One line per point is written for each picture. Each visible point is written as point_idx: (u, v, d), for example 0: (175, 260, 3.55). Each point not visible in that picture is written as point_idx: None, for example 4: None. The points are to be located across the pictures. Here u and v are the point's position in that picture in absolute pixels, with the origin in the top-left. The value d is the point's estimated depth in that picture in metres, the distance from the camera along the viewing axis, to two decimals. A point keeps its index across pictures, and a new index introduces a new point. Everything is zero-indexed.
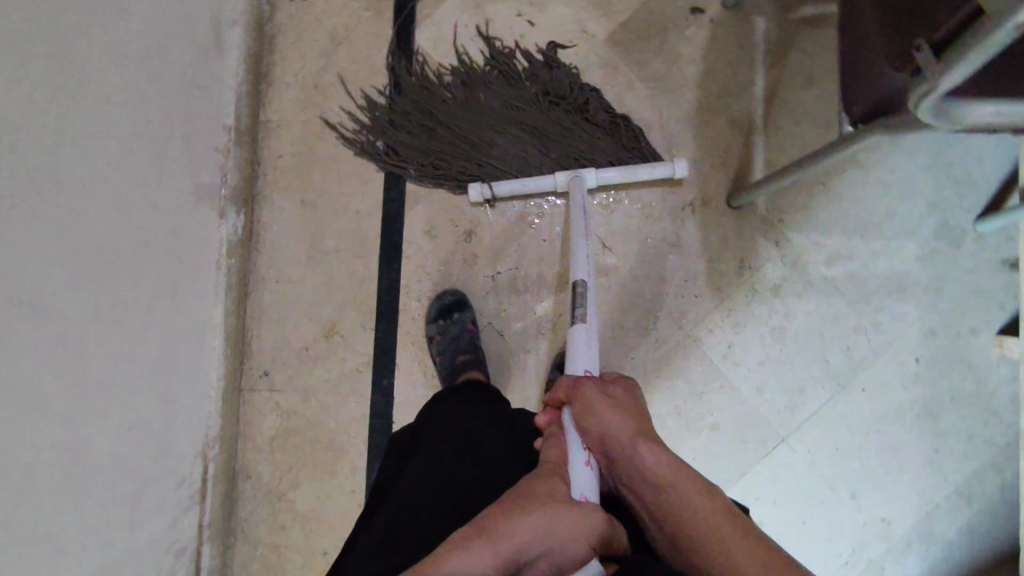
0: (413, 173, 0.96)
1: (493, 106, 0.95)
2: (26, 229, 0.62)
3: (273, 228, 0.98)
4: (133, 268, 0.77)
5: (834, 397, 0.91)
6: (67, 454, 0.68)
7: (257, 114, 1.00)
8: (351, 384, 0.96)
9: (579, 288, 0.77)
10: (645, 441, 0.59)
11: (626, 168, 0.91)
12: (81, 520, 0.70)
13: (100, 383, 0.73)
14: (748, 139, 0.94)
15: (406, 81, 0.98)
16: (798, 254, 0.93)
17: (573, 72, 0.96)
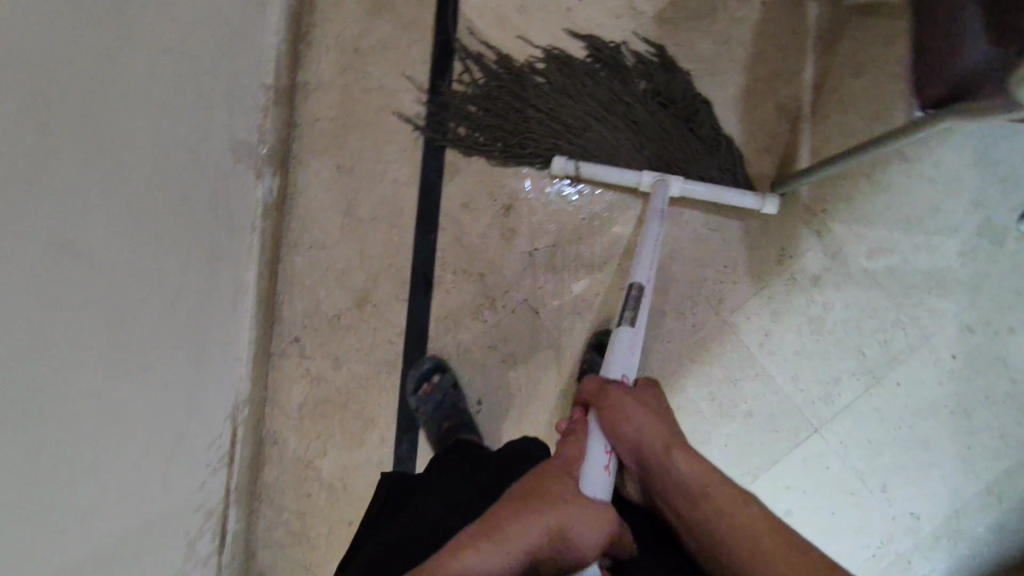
0: (497, 149, 0.95)
1: (595, 96, 0.93)
2: (70, 175, 0.61)
3: (310, 193, 0.97)
4: (173, 224, 0.76)
5: (868, 390, 0.91)
6: (108, 411, 0.68)
7: (295, 74, 0.97)
8: (383, 355, 0.95)
9: (633, 289, 0.76)
10: (681, 451, 0.61)
11: (716, 188, 0.89)
12: (115, 477, 0.69)
13: (138, 339, 0.71)
14: (794, 126, 0.93)
15: (509, 59, 0.95)
16: (840, 245, 0.92)
17: (686, 77, 0.93)
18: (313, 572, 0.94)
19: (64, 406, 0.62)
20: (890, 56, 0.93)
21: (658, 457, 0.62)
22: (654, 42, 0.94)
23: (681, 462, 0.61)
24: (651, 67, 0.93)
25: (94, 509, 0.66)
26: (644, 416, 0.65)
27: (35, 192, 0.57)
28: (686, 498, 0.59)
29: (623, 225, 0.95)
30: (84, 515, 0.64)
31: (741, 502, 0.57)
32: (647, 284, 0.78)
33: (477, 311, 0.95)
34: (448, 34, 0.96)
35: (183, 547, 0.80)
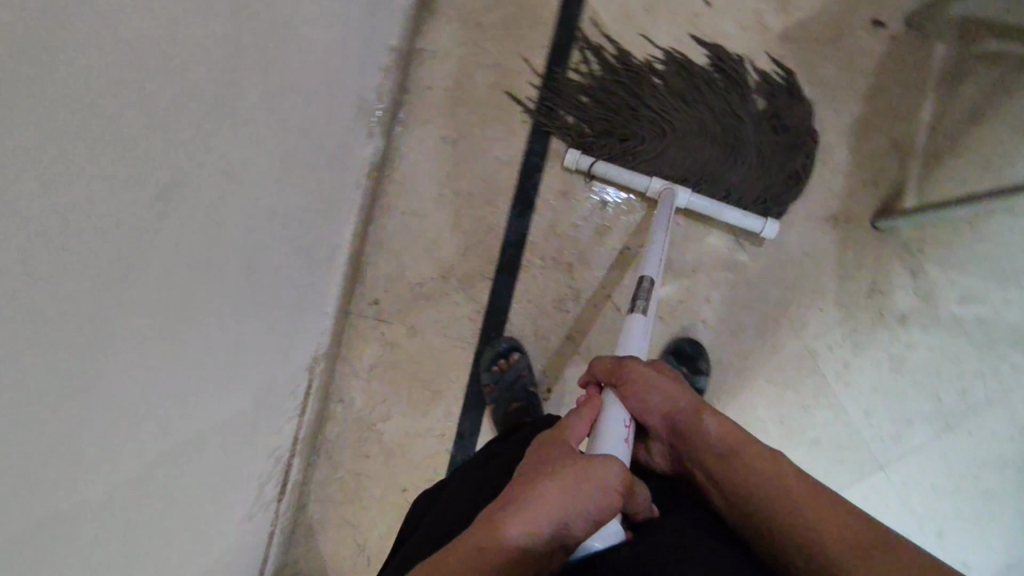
0: (603, 141, 0.94)
1: (710, 106, 0.93)
2: (244, 112, 0.61)
3: (411, 159, 0.97)
4: (297, 171, 0.77)
5: (939, 435, 0.91)
6: (224, 348, 0.70)
7: (414, 38, 0.97)
8: (460, 329, 0.96)
9: (641, 282, 0.72)
10: (710, 413, 0.62)
11: (717, 203, 0.88)
12: (219, 407, 0.71)
13: (254, 282, 0.73)
14: (904, 163, 0.93)
15: (631, 57, 0.96)
16: (932, 288, 0.92)
17: (802, 104, 0.93)
18: (360, 532, 0.95)
19: (196, 338, 0.63)
20: (1010, 108, 0.92)
21: (689, 420, 0.62)
22: (777, 60, 0.94)
23: (711, 422, 0.61)
24: (771, 86, 0.94)
25: (199, 440, 0.68)
26: (668, 384, 0.63)
27: (220, 133, 0.58)
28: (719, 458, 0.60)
29: (717, 236, 0.94)
30: (190, 447, 0.66)
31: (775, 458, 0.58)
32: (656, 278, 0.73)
33: (560, 300, 0.95)
34: (575, 22, 0.97)
35: (252, 486, 0.82)
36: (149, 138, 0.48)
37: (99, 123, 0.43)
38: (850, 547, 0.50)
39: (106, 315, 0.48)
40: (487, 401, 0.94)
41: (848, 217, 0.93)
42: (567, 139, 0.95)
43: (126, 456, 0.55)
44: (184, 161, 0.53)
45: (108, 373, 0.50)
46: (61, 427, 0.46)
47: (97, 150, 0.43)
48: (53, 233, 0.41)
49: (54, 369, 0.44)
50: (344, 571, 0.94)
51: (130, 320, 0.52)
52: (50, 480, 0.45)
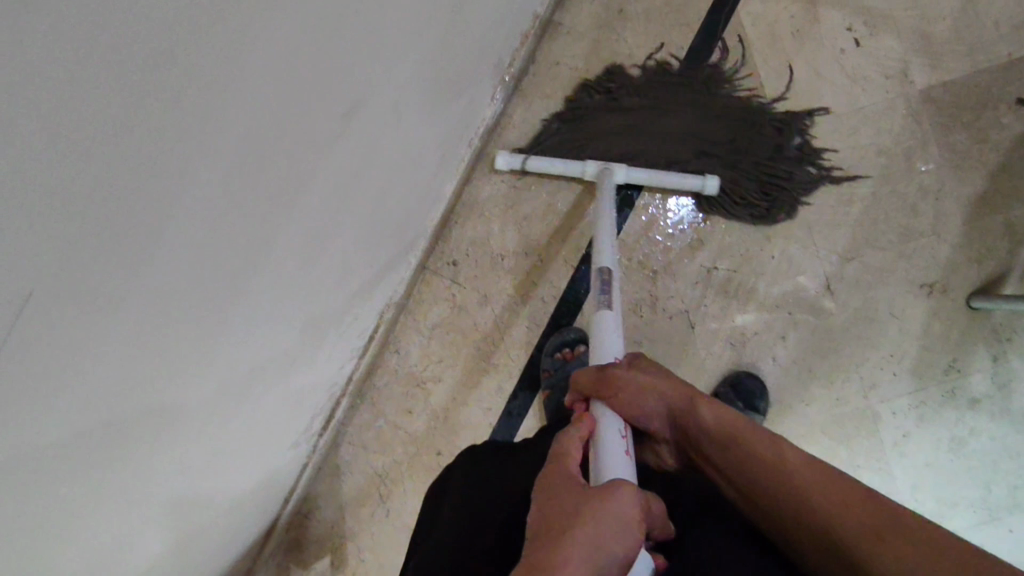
0: (663, 141, 0.94)
1: (776, 140, 0.93)
2: (385, 35, 0.61)
3: (523, 131, 0.96)
4: (419, 116, 0.76)
5: (979, 525, 0.90)
6: (315, 273, 0.70)
7: (554, 12, 0.96)
8: (530, 309, 0.94)
9: (602, 274, 0.73)
10: (700, 396, 0.60)
11: (659, 172, 0.90)
12: (296, 326, 0.71)
13: (356, 220, 0.73)
14: (1016, 248, 0.90)
15: (735, 75, 0.94)
16: (1012, 379, 0.90)
17: (821, 175, 0.93)
18: (385, 484, 0.94)
19: (290, 250, 0.63)
20: None
21: (684, 410, 0.60)
22: (910, 115, 0.93)
23: (708, 413, 0.58)
24: (892, 144, 0.93)
25: (275, 351, 0.69)
26: (655, 379, 0.61)
27: (359, 56, 0.58)
28: (719, 445, 0.58)
29: (807, 277, 0.93)
30: (264, 357, 0.67)
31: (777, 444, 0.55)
32: (613, 269, 0.74)
33: (635, 303, 0.95)
34: (725, 32, 0.95)
35: (303, 412, 0.82)
36: (308, 52, 0.50)
37: (277, 27, 0.45)
38: (856, 525, 0.47)
39: (237, 208, 0.51)
40: (541, 385, 0.92)
41: (945, 289, 0.91)
42: (586, 109, 0.95)
43: (216, 343, 0.57)
44: (328, 78, 0.55)
45: (226, 260, 0.52)
46: (169, 292, 0.47)
47: (271, 52, 0.45)
48: (221, 123, 0.44)
49: (192, 242, 0.47)
50: (361, 519, 0.94)
51: (254, 219, 0.54)
52: (156, 341, 0.48)
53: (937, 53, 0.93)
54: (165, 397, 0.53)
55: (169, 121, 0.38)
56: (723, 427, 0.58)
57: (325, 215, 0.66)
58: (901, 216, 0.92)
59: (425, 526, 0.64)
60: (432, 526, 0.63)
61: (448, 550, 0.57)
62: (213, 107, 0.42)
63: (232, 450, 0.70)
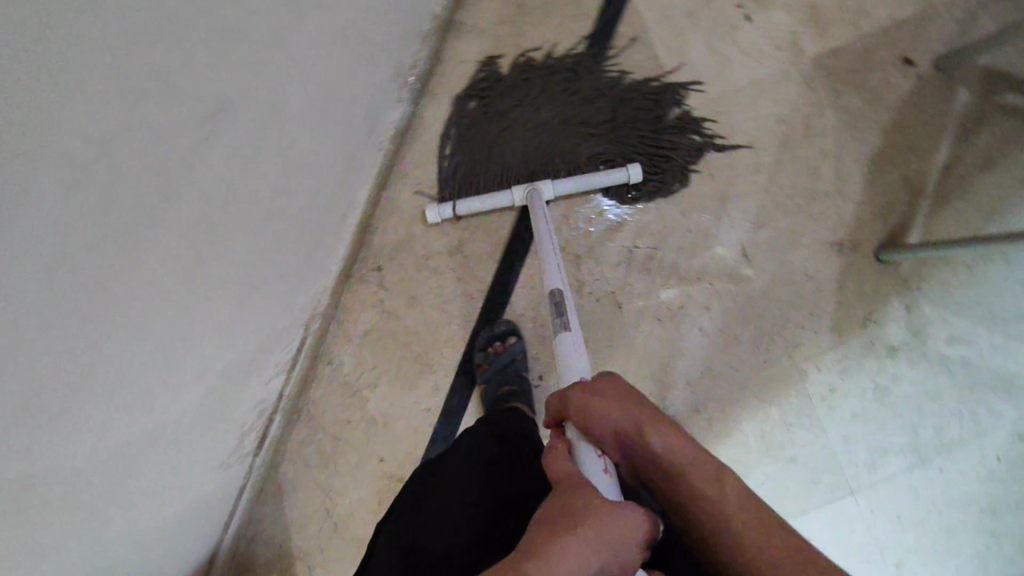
0: (553, 124, 0.94)
1: (660, 114, 0.95)
2: (268, 41, 0.61)
3: (433, 131, 0.96)
4: (320, 121, 0.76)
5: (911, 468, 0.93)
6: (228, 286, 0.69)
7: (454, 11, 0.97)
8: (460, 307, 0.95)
9: (553, 297, 0.72)
10: (651, 429, 0.51)
11: (583, 176, 0.89)
12: (212, 345, 0.69)
13: (264, 230, 0.73)
14: (914, 201, 0.95)
15: (615, 56, 0.96)
16: (924, 325, 0.94)
17: (704, 143, 0.96)
18: (331, 497, 0.93)
19: (192, 266, 0.61)
20: None
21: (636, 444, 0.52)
22: (805, 83, 0.96)
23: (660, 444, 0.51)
24: (791, 111, 0.96)
25: (189, 373, 0.67)
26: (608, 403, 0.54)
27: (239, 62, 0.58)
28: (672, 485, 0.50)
29: (724, 247, 0.95)
30: (184, 373, 0.66)
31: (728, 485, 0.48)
32: (563, 288, 0.73)
33: None
34: (623, 18, 0.97)
35: (228, 435, 0.80)
36: (179, 61, 0.50)
37: (138, 37, 0.45)
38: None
39: (122, 223, 0.49)
40: (476, 381, 0.93)
41: (853, 246, 0.95)
42: (466, 106, 0.95)
43: (120, 364, 0.55)
44: (207, 84, 0.54)
45: (115, 285, 0.51)
46: (49, 317, 0.45)
47: (125, 67, 0.44)
48: (87, 136, 0.43)
49: (64, 266, 0.44)
50: (310, 536, 0.92)
51: (144, 235, 0.53)
52: (43, 366, 0.46)
53: (822, 22, 0.98)
54: (68, 432, 0.50)
55: (21, 145, 0.37)
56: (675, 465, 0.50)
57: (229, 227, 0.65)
58: (805, 179, 0.96)
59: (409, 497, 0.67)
60: (409, 506, 0.65)
61: (453, 516, 0.60)
62: (73, 118, 0.41)
63: (157, 480, 0.68)
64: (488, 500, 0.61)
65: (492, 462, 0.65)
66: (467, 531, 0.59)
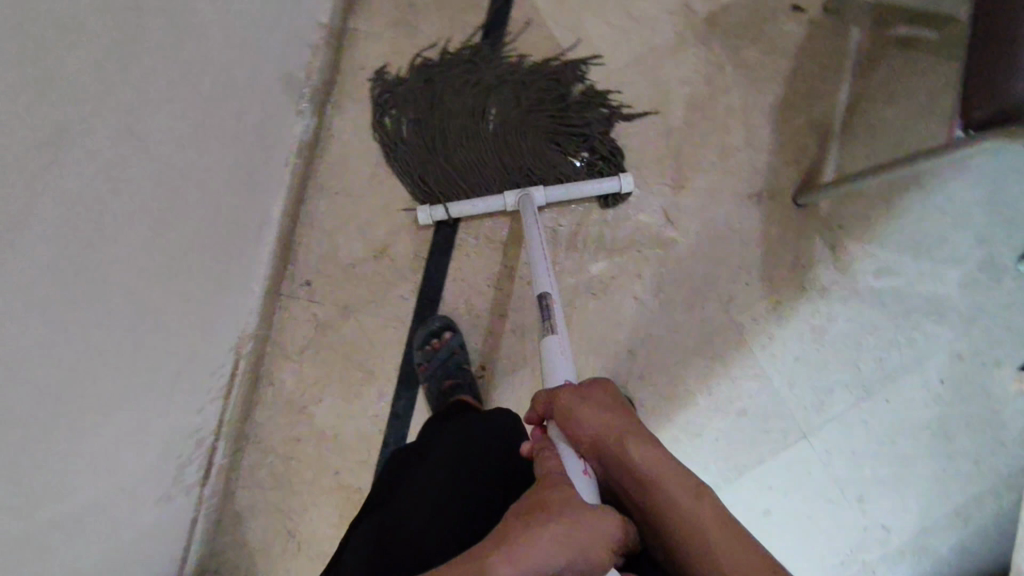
0: (460, 116, 0.94)
1: (564, 91, 0.96)
2: (143, 69, 0.61)
3: (344, 140, 0.96)
4: (219, 143, 0.75)
5: (858, 403, 0.94)
6: (140, 319, 0.67)
7: (348, 19, 0.97)
8: (395, 309, 0.95)
9: (541, 300, 0.74)
10: (630, 439, 0.54)
11: (574, 184, 0.91)
12: (131, 381, 0.68)
13: (175, 257, 0.71)
14: (824, 142, 0.96)
15: (512, 43, 0.97)
16: (851, 262, 0.96)
17: (611, 115, 0.97)
18: (290, 518, 0.92)
19: (89, 304, 0.59)
20: (923, 89, 0.96)
21: (614, 452, 0.54)
22: (701, 43, 0.98)
23: (639, 452, 0.53)
24: (692, 72, 0.97)
25: (109, 411, 0.65)
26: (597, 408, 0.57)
27: (112, 88, 0.57)
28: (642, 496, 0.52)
29: (646, 214, 0.96)
30: (102, 413, 0.64)
31: (702, 496, 0.50)
32: (552, 292, 0.75)
33: (493, 278, 0.95)
34: (515, 4, 0.98)
35: (168, 471, 0.78)
36: (29, 92, 0.49)
37: None
38: None
39: None
40: (419, 380, 0.93)
41: (771, 194, 0.96)
42: (382, 120, 0.95)
43: (13, 415, 0.53)
44: (72, 115, 0.53)
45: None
46: None
47: None
48: None
49: None
50: (274, 561, 0.91)
51: (18, 276, 0.51)
52: None
53: None
54: None
55: None
56: (651, 474, 0.52)
57: (129, 260, 0.64)
58: (715, 136, 0.97)
59: (383, 492, 0.65)
60: (386, 499, 0.62)
61: (431, 505, 0.59)
62: None
63: (94, 526, 0.66)
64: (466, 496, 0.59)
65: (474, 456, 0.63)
66: (448, 520, 0.57)
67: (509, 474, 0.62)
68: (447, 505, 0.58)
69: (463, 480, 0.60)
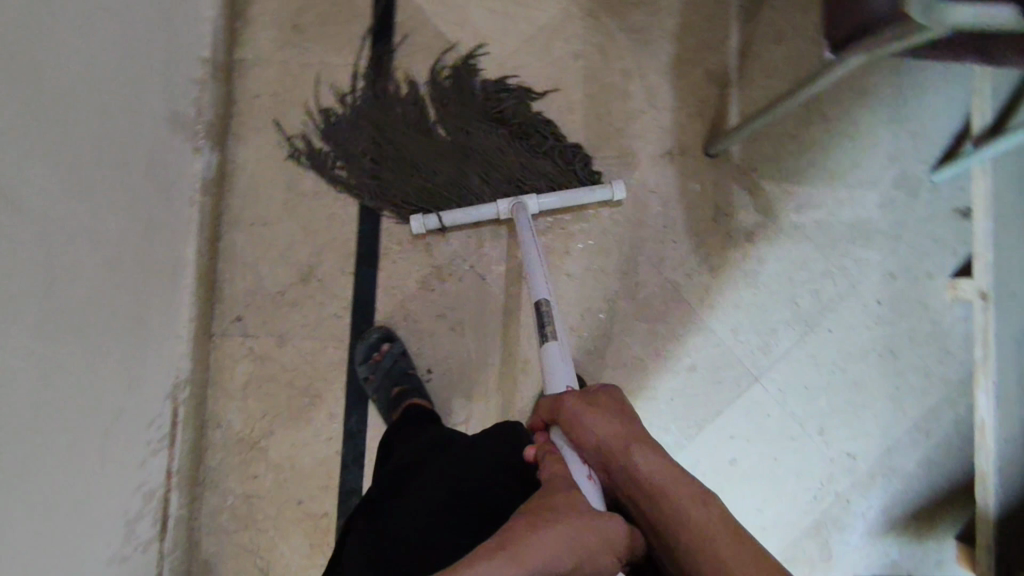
0: (368, 133, 0.95)
1: (464, 87, 0.96)
2: (21, 131, 0.59)
3: (252, 170, 0.95)
4: (117, 194, 0.74)
5: (802, 338, 0.95)
6: (60, 385, 0.66)
7: (234, 50, 0.96)
8: (331, 329, 0.94)
9: (541, 307, 0.73)
10: (637, 446, 0.54)
11: (566, 193, 0.91)
12: (61, 450, 0.66)
13: (88, 313, 0.70)
14: (724, 91, 0.97)
15: (400, 47, 0.97)
16: (771, 203, 0.97)
17: (516, 100, 0.96)
18: (261, 557, 0.90)
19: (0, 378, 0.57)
20: (810, 23, 0.98)
21: (618, 459, 0.54)
22: (588, 16, 0.99)
23: (643, 460, 0.53)
24: (585, 45, 0.98)
25: (43, 483, 0.63)
26: (602, 417, 0.57)
27: None
28: (645, 505, 0.52)
29: None
30: (33, 486, 0.62)
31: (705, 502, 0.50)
32: (549, 298, 0.75)
33: (424, 281, 0.95)
34: (398, 8, 0.98)
35: (118, 532, 0.76)
36: None
37: None
38: None
39: None
40: (368, 394, 0.92)
41: (683, 150, 0.97)
42: (331, 165, 0.95)
43: None
44: None
45: None
46: None
47: None
48: None
49: None
50: None
51: None
52: None
53: None
54: None
55: None
56: (655, 480, 0.52)
57: (35, 327, 0.62)
58: (617, 103, 0.97)
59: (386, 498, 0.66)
60: (382, 514, 0.63)
61: (432, 518, 0.59)
62: None
63: None
64: (464, 506, 0.61)
65: (468, 472, 0.65)
66: (446, 532, 0.58)
67: (512, 488, 0.63)
68: (447, 519, 0.59)
69: (465, 499, 0.61)
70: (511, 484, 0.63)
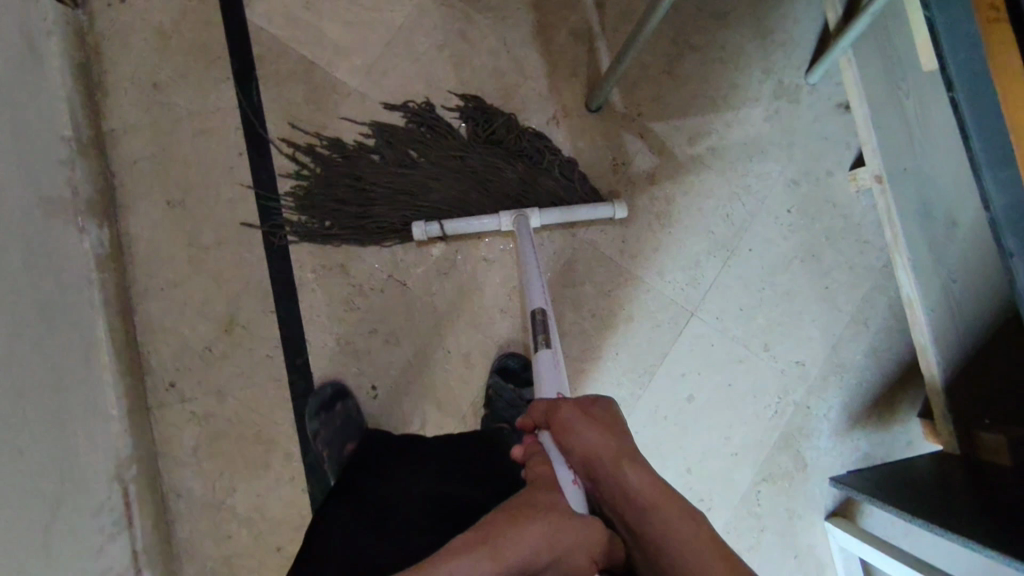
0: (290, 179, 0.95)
1: (366, 111, 0.97)
2: None
3: (148, 235, 0.94)
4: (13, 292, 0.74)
5: (726, 264, 0.96)
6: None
7: (100, 123, 0.95)
8: (267, 371, 0.93)
9: (536, 317, 0.71)
10: (627, 460, 0.49)
11: (567, 209, 0.92)
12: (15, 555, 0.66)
13: (8, 414, 0.69)
14: (590, 47, 0.98)
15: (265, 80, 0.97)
16: (663, 142, 0.98)
17: (426, 113, 0.96)
18: None
19: None
20: None
21: (605, 469, 0.49)
22: (443, 5, 0.99)
23: (633, 475, 0.48)
24: (445, 35, 0.98)
25: None
26: (595, 425, 0.52)
27: None
28: (631, 516, 0.47)
29: None
30: None
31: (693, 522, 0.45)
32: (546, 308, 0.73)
33: (347, 300, 0.94)
34: (253, 43, 0.98)
35: None
36: None
37: None
38: None
39: None
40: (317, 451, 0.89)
41: (566, 112, 0.98)
42: (303, 224, 0.94)
43: None
44: None
45: None
46: None
47: None
48: None
49: None
50: None
51: None
52: None
53: None
54: None
55: None
56: (643, 496, 0.47)
57: None
58: (492, 83, 0.98)
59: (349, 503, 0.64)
60: (345, 520, 0.61)
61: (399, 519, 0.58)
62: None
63: None
64: (442, 508, 0.59)
65: (443, 480, 0.64)
66: (416, 528, 0.57)
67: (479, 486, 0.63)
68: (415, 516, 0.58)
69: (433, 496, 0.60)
70: (475, 483, 0.63)
